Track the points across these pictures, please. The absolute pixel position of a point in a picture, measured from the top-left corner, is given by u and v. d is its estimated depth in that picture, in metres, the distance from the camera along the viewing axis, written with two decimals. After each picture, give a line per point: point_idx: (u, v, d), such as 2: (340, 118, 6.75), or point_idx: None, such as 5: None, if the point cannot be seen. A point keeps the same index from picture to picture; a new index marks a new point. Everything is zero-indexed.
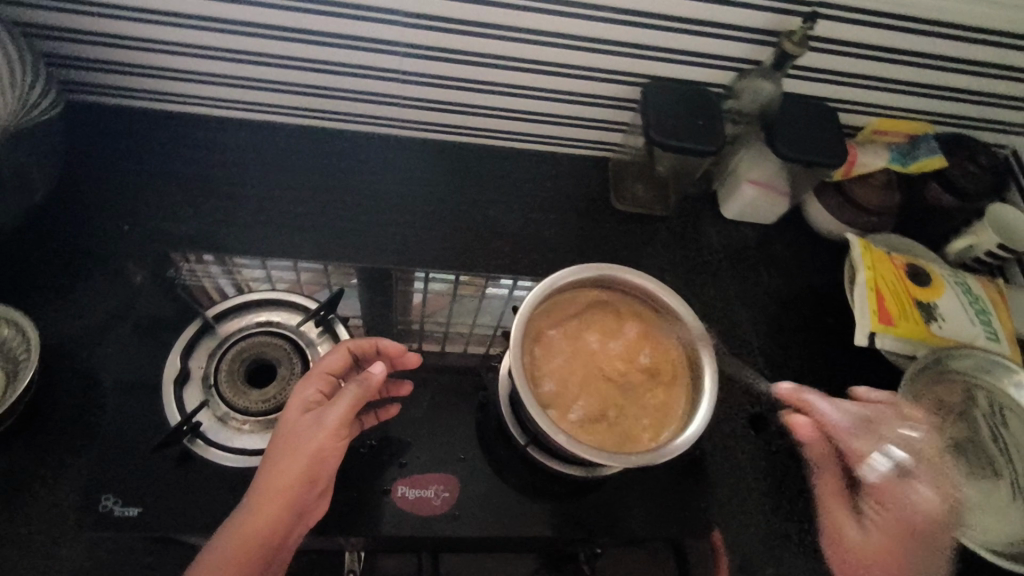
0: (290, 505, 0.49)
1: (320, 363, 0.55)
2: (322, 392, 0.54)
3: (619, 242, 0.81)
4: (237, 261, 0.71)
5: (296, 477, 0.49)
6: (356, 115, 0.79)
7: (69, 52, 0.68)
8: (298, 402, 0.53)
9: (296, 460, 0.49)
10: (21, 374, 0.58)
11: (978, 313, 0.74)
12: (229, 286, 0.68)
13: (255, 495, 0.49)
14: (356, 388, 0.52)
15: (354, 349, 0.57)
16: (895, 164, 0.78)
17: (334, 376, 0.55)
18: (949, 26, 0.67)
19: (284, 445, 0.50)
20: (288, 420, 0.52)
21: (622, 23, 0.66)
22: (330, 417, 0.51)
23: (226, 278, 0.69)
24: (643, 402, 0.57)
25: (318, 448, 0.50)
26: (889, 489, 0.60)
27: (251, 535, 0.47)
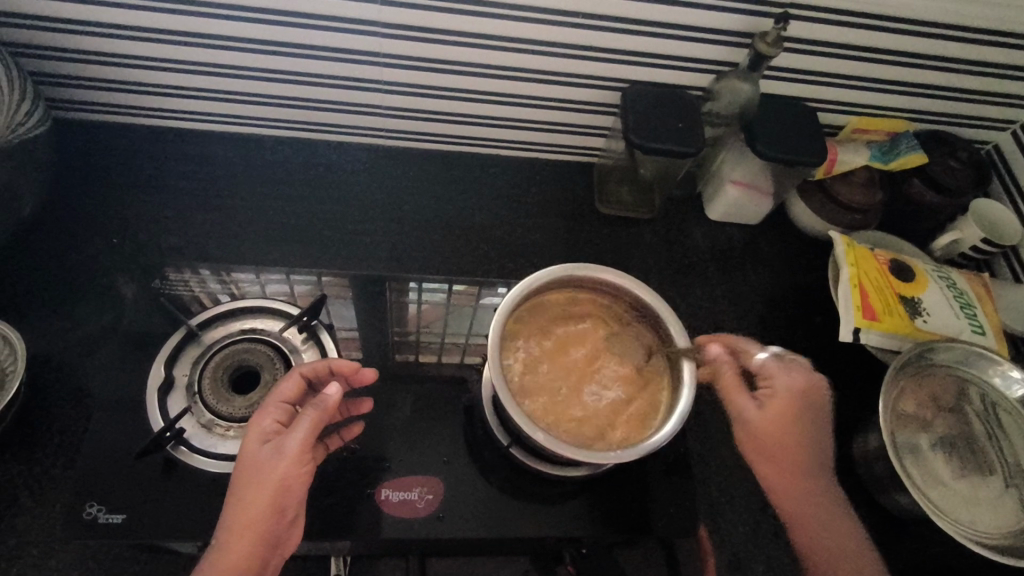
0: (262, 537, 0.49)
1: (275, 392, 0.54)
2: (280, 420, 0.53)
3: (605, 245, 0.81)
4: (234, 274, 0.70)
5: (264, 508, 0.49)
6: (341, 126, 0.80)
7: (58, 71, 0.70)
8: (256, 432, 0.52)
9: (262, 492, 0.49)
10: (9, 385, 0.59)
11: (963, 307, 0.75)
12: (222, 296, 0.68)
13: (225, 532, 0.48)
14: (315, 411, 0.51)
15: (306, 372, 0.56)
16: (876, 162, 0.79)
17: (291, 403, 0.54)
18: (920, 24, 0.68)
19: (246, 478, 0.49)
20: (247, 452, 0.51)
21: (597, 28, 0.67)
22: (290, 444, 0.50)
23: (219, 288, 0.69)
24: (622, 406, 0.57)
25: (284, 475, 0.50)
26: (803, 394, 0.60)
27: (225, 572, 0.47)
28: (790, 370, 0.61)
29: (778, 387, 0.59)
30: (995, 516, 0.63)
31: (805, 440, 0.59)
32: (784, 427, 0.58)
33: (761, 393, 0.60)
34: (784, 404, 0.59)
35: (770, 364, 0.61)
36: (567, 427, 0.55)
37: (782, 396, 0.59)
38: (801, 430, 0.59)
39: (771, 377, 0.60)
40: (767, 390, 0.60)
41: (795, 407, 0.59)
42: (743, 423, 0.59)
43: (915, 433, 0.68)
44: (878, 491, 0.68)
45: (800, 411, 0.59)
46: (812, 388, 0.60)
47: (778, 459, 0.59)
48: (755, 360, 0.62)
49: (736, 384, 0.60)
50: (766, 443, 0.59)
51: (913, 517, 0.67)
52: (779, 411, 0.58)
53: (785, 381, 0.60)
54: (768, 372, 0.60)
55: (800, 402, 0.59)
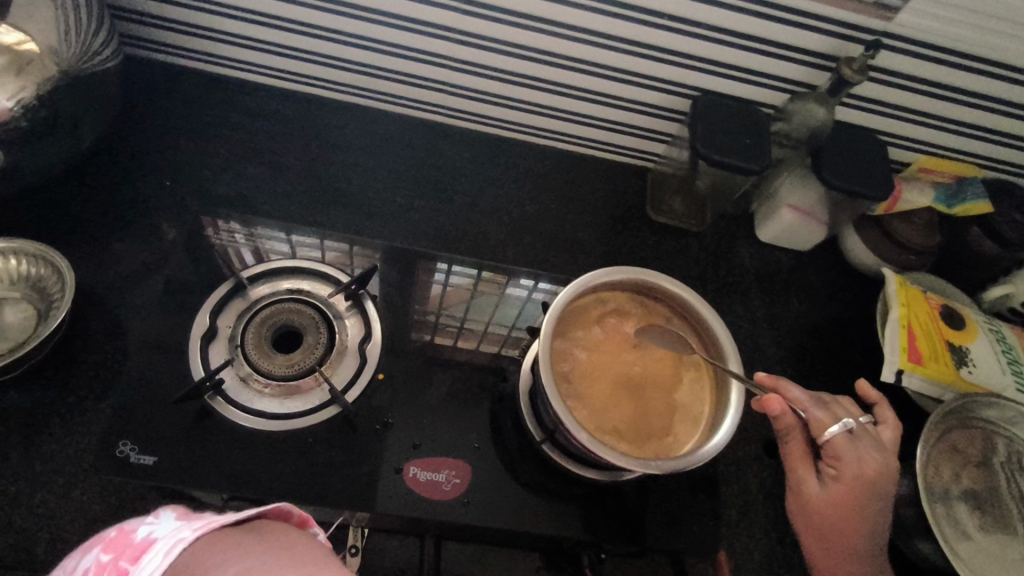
0: None
1: None
2: None
3: (652, 252, 0.81)
4: (261, 231, 0.69)
5: None
6: (403, 98, 0.79)
7: (135, 7, 0.69)
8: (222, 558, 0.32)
9: None
10: (53, 313, 0.59)
11: (1009, 363, 0.73)
12: (250, 252, 0.66)
13: None
14: None
15: None
16: (939, 204, 0.77)
17: None
18: (1011, 69, 0.66)
19: None
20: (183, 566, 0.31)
21: (682, 33, 0.66)
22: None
23: (247, 245, 0.67)
24: (659, 417, 0.56)
25: None
26: (883, 479, 0.56)
27: None
28: (864, 450, 0.56)
29: (847, 467, 0.56)
30: None
31: (861, 522, 0.56)
32: (846, 511, 0.56)
33: (829, 466, 0.57)
34: (850, 486, 0.56)
35: (843, 438, 0.56)
36: (620, 434, 0.54)
37: (852, 479, 0.55)
38: (858, 517, 0.56)
39: (840, 454, 0.56)
40: (833, 470, 0.57)
41: (862, 493, 0.56)
42: (803, 500, 0.58)
43: (947, 484, 0.66)
44: (898, 535, 0.67)
45: (864, 497, 0.56)
46: (886, 475, 0.56)
47: (831, 541, 0.57)
48: (823, 430, 0.57)
49: (801, 459, 0.58)
50: (822, 523, 0.57)
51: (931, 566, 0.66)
52: (845, 491, 0.56)
53: (856, 467, 0.56)
54: (836, 452, 0.56)
55: (869, 494, 0.55)
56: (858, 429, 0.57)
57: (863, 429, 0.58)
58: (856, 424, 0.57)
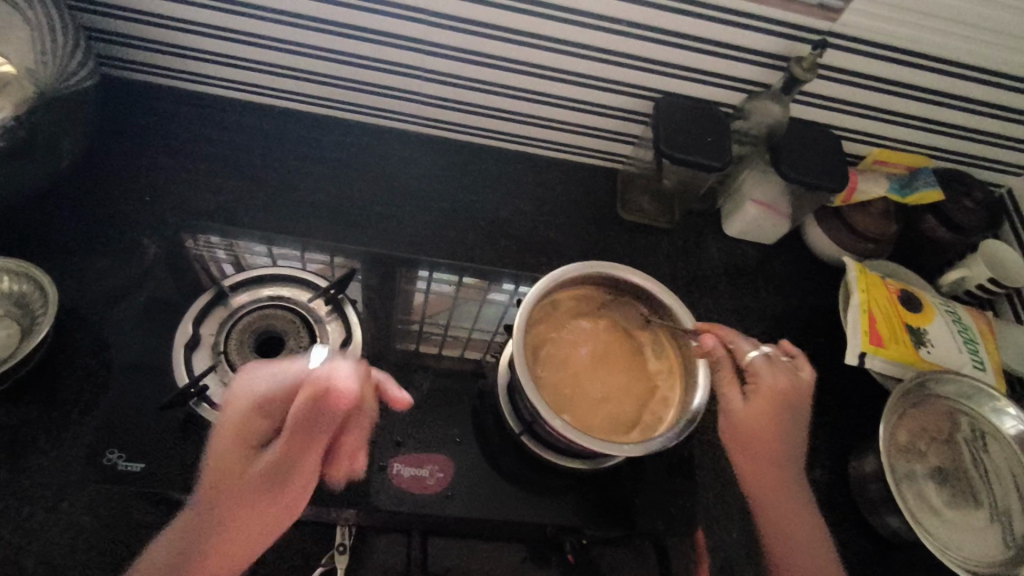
0: None
1: None
2: None
3: (624, 250, 0.83)
4: (245, 246, 0.71)
5: None
6: (378, 109, 0.81)
7: (110, 28, 0.71)
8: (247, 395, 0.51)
9: None
10: (37, 329, 0.60)
11: (967, 342, 0.77)
12: (231, 263, 0.68)
13: None
14: None
15: None
16: (894, 194, 0.81)
17: None
18: (951, 64, 0.70)
19: None
20: (232, 417, 0.50)
21: (642, 38, 0.69)
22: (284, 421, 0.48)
23: (228, 257, 0.69)
24: (633, 405, 0.59)
25: None
26: (793, 394, 0.58)
27: None
28: (781, 369, 0.59)
29: (763, 382, 0.58)
30: (979, 546, 0.65)
31: (785, 434, 0.57)
32: (767, 423, 0.57)
33: (749, 386, 0.59)
34: (767, 400, 0.57)
35: (758, 359, 0.59)
36: (601, 424, 0.57)
37: (771, 390, 0.57)
38: (785, 430, 0.57)
39: (758, 372, 0.58)
40: (751, 387, 0.58)
41: (777, 404, 0.57)
42: (729, 415, 0.58)
43: (910, 460, 0.69)
44: (870, 512, 0.70)
45: (783, 409, 0.57)
46: (798, 393, 0.58)
47: (759, 457, 0.57)
48: (745, 353, 0.60)
49: (724, 376, 0.59)
50: (743, 431, 0.57)
51: (902, 540, 0.69)
52: (766, 403, 0.57)
53: (770, 380, 0.58)
54: (753, 369, 0.59)
55: (785, 404, 0.57)
56: (776, 357, 0.60)
57: (778, 359, 0.60)
58: (774, 352, 0.60)
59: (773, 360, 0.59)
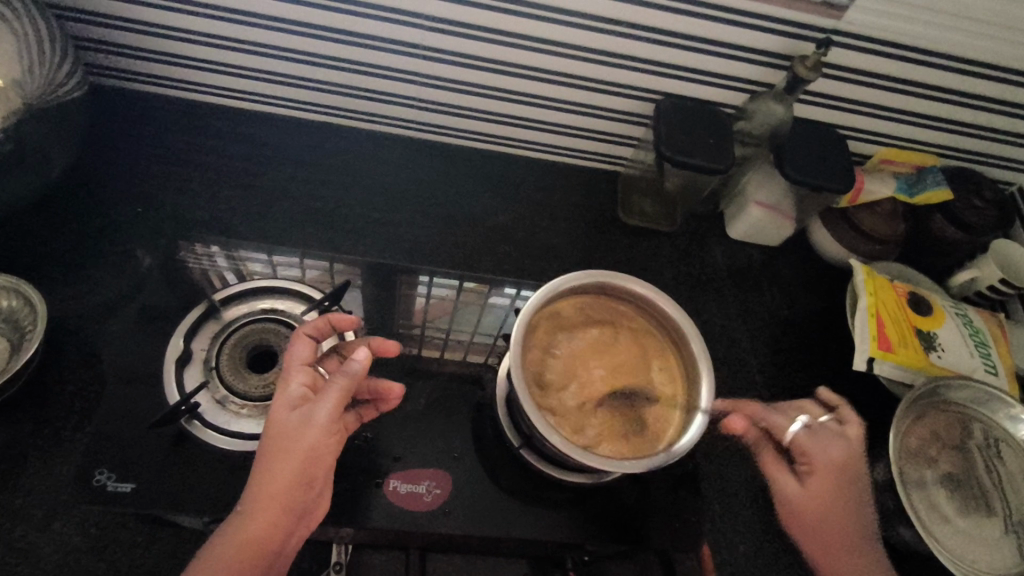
0: None
1: None
2: None
3: (625, 255, 0.82)
4: (244, 254, 0.70)
5: None
6: (373, 114, 0.80)
7: (99, 37, 0.70)
8: (284, 400, 0.51)
9: None
10: (26, 345, 0.59)
11: (978, 346, 0.75)
12: (232, 274, 0.67)
13: None
14: None
15: None
16: (901, 194, 0.79)
17: None
18: (959, 60, 0.68)
19: None
20: (276, 420, 0.50)
21: (640, 38, 0.67)
22: (319, 415, 0.50)
23: (229, 267, 0.68)
24: (635, 417, 0.57)
25: None
26: (855, 465, 0.60)
27: None
28: (828, 440, 0.60)
29: (816, 460, 0.59)
30: (995, 556, 0.63)
31: (851, 512, 0.59)
32: (826, 501, 0.59)
33: (801, 467, 0.60)
34: (825, 479, 0.59)
35: (803, 434, 0.61)
36: (612, 440, 0.55)
37: (824, 470, 0.59)
38: (847, 507, 0.59)
39: (808, 451, 0.60)
40: (804, 466, 0.60)
41: (843, 478, 0.59)
42: (787, 502, 0.61)
43: (921, 468, 0.68)
44: (880, 522, 0.68)
45: (845, 480, 0.59)
46: (854, 459, 0.60)
47: (827, 538, 0.58)
48: (784, 431, 0.62)
49: (774, 464, 0.61)
50: (808, 516, 0.59)
51: (913, 551, 0.67)
52: (823, 484, 0.59)
53: (848, 446, 0.60)
54: (804, 448, 0.60)
55: (843, 477, 0.59)
56: (815, 424, 0.62)
57: (821, 424, 0.62)
58: (812, 420, 0.62)
59: (819, 433, 0.61)
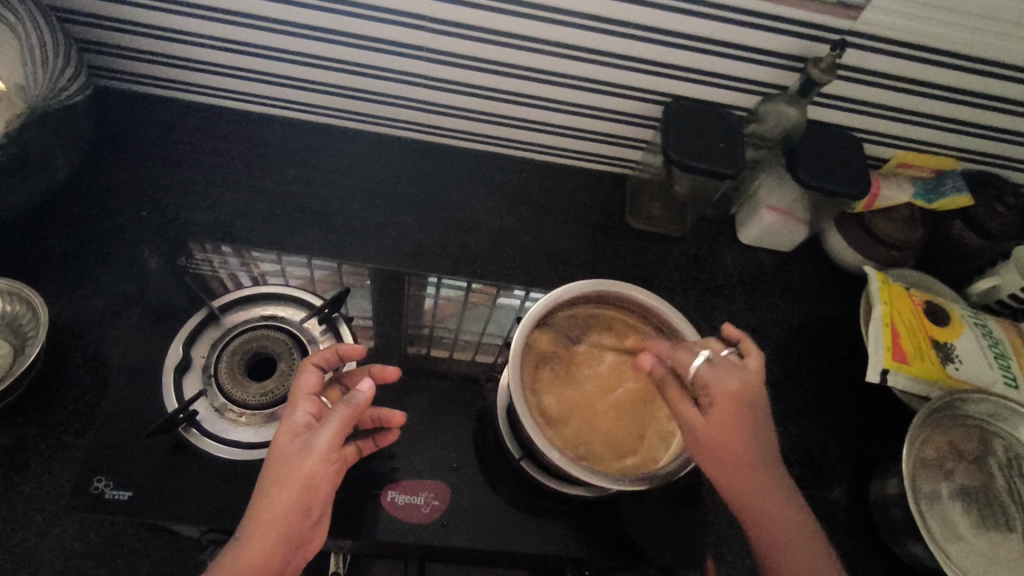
0: None
1: None
2: None
3: (633, 260, 0.80)
4: (255, 254, 0.70)
5: None
6: (378, 117, 0.79)
7: (102, 39, 0.70)
8: (288, 427, 0.51)
9: None
10: (28, 350, 0.59)
11: (998, 357, 0.72)
12: (247, 279, 0.67)
13: None
14: None
15: None
16: (917, 200, 0.77)
17: None
18: (980, 61, 0.65)
19: None
20: (278, 446, 0.50)
21: (648, 40, 0.66)
22: (319, 442, 0.49)
23: (242, 270, 0.68)
24: (637, 432, 0.56)
25: None
26: (754, 395, 0.50)
27: None
28: (727, 368, 0.51)
29: (715, 390, 0.50)
30: None
31: (752, 440, 0.49)
32: (729, 433, 0.49)
33: (702, 398, 0.51)
34: (726, 409, 0.49)
35: (702, 366, 0.51)
36: (620, 459, 0.54)
37: (724, 400, 0.50)
38: (752, 437, 0.49)
39: (707, 381, 0.51)
40: (705, 397, 0.51)
41: (740, 409, 0.49)
42: (690, 435, 0.51)
43: (937, 484, 0.65)
44: (892, 539, 0.66)
45: (745, 409, 0.50)
46: (750, 387, 0.51)
47: (730, 468, 0.49)
48: (686, 364, 0.53)
49: (677, 397, 0.52)
50: (710, 449, 0.49)
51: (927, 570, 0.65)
52: (723, 415, 0.49)
53: (750, 376, 0.51)
54: (704, 377, 0.51)
55: (743, 405, 0.49)
56: (718, 357, 0.52)
57: (724, 357, 0.53)
58: (715, 354, 0.53)
59: (717, 362, 0.51)
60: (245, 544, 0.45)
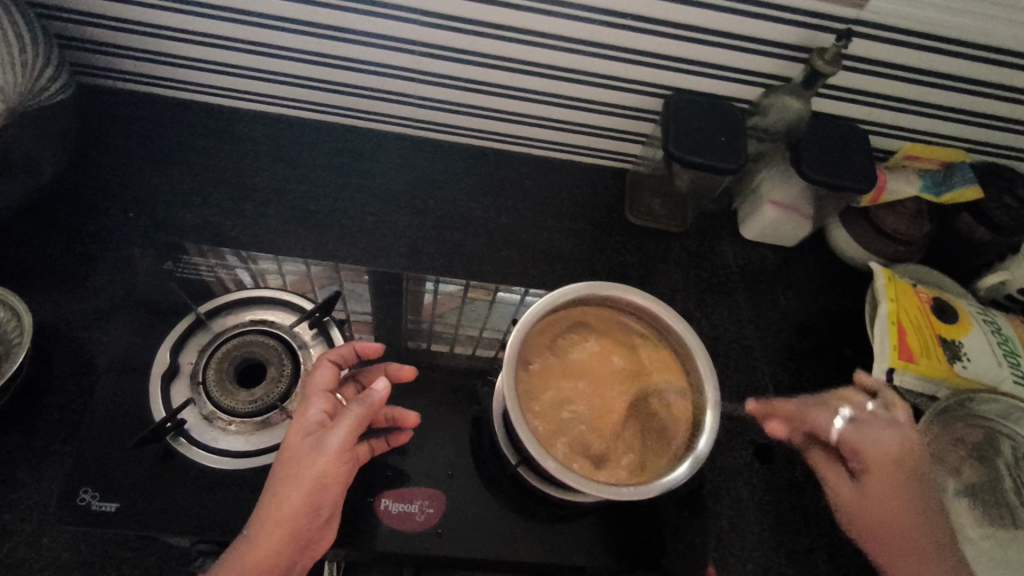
0: None
1: None
2: None
3: (633, 257, 0.78)
4: (256, 256, 0.68)
5: None
6: (371, 112, 0.77)
7: (84, 36, 0.68)
8: (300, 424, 0.50)
9: None
10: (11, 358, 0.58)
11: (1008, 355, 0.70)
12: (247, 277, 0.65)
13: None
14: None
15: None
16: (927, 194, 0.74)
17: None
18: (991, 50, 0.63)
19: None
20: (291, 443, 0.48)
21: (646, 32, 0.64)
22: (331, 441, 0.48)
23: (241, 268, 0.66)
24: (636, 440, 0.54)
25: None
26: (912, 456, 0.54)
27: None
28: (877, 431, 0.56)
29: (869, 455, 0.55)
30: None
31: (914, 503, 0.52)
32: (895, 498, 0.53)
33: (859, 465, 0.56)
34: (883, 472, 0.54)
35: (850, 428, 0.57)
36: (620, 457, 0.53)
37: (879, 464, 0.54)
38: (916, 496, 0.52)
39: (862, 444, 0.55)
40: (857, 463, 0.56)
41: (903, 470, 0.53)
42: (840, 501, 0.57)
43: (944, 485, 0.64)
44: None
45: (908, 474, 0.53)
46: (910, 448, 0.54)
47: (892, 533, 0.52)
48: (832, 429, 0.58)
49: (828, 462, 0.58)
50: (866, 519, 0.54)
51: None
52: (881, 478, 0.54)
53: (897, 435, 0.55)
54: (852, 440, 0.56)
55: (903, 471, 0.53)
56: (864, 417, 0.57)
57: (873, 415, 0.57)
58: (860, 414, 0.58)
59: (861, 424, 0.56)
60: (250, 544, 0.45)
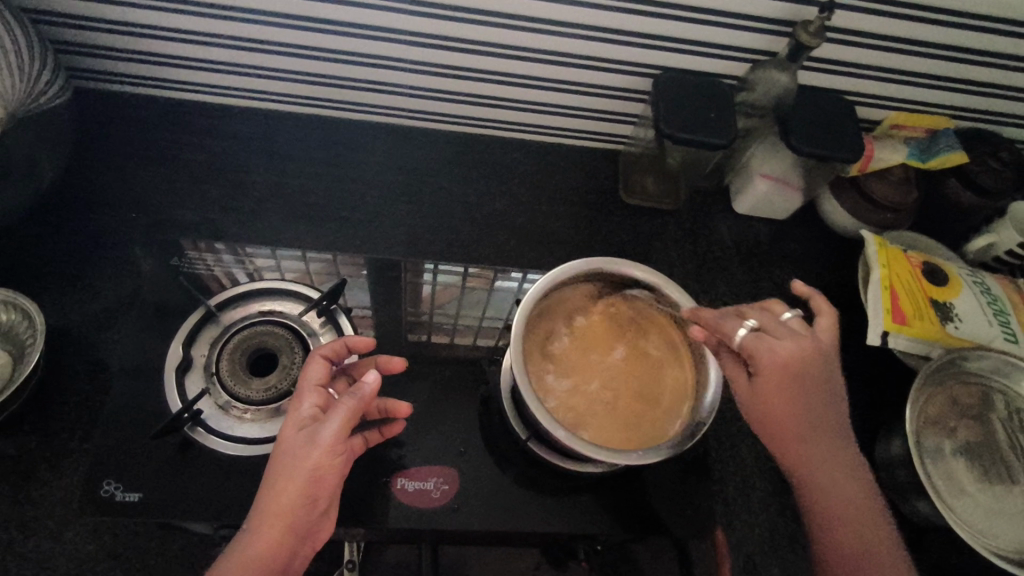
0: None
1: None
2: None
3: (629, 236, 0.80)
4: (248, 250, 0.70)
5: None
6: (364, 104, 0.78)
7: (77, 40, 0.68)
8: (294, 420, 0.51)
9: None
10: (26, 359, 0.59)
11: (997, 314, 0.73)
12: (242, 275, 0.67)
13: None
14: None
15: None
16: (913, 160, 0.75)
17: None
18: (971, 17, 0.64)
19: None
20: (284, 439, 0.50)
21: (633, 12, 0.65)
22: (324, 434, 0.48)
23: (237, 266, 0.68)
24: (640, 410, 0.56)
25: None
26: (805, 365, 0.50)
27: None
28: (774, 340, 0.50)
29: (764, 360, 0.50)
30: (1016, 529, 0.62)
31: (808, 409, 0.50)
32: (779, 401, 0.50)
33: (750, 366, 0.51)
34: (771, 377, 0.50)
35: (749, 337, 0.51)
36: (614, 435, 0.54)
37: (771, 370, 0.50)
38: (801, 402, 0.50)
39: (755, 350, 0.51)
40: (751, 366, 0.51)
41: (789, 378, 0.50)
42: (751, 411, 0.52)
43: (940, 441, 0.66)
44: (897, 498, 0.67)
45: (795, 379, 0.50)
46: (808, 358, 0.50)
47: (787, 436, 0.51)
48: (734, 335, 0.52)
49: (733, 367, 0.53)
50: (770, 424, 0.51)
51: (933, 526, 0.66)
52: (769, 385, 0.50)
53: (793, 343, 0.50)
54: (750, 347, 0.51)
55: (795, 377, 0.49)
56: (768, 326, 0.52)
57: (777, 326, 0.52)
58: (765, 323, 0.52)
59: (765, 334, 0.51)
60: (251, 538, 0.46)
